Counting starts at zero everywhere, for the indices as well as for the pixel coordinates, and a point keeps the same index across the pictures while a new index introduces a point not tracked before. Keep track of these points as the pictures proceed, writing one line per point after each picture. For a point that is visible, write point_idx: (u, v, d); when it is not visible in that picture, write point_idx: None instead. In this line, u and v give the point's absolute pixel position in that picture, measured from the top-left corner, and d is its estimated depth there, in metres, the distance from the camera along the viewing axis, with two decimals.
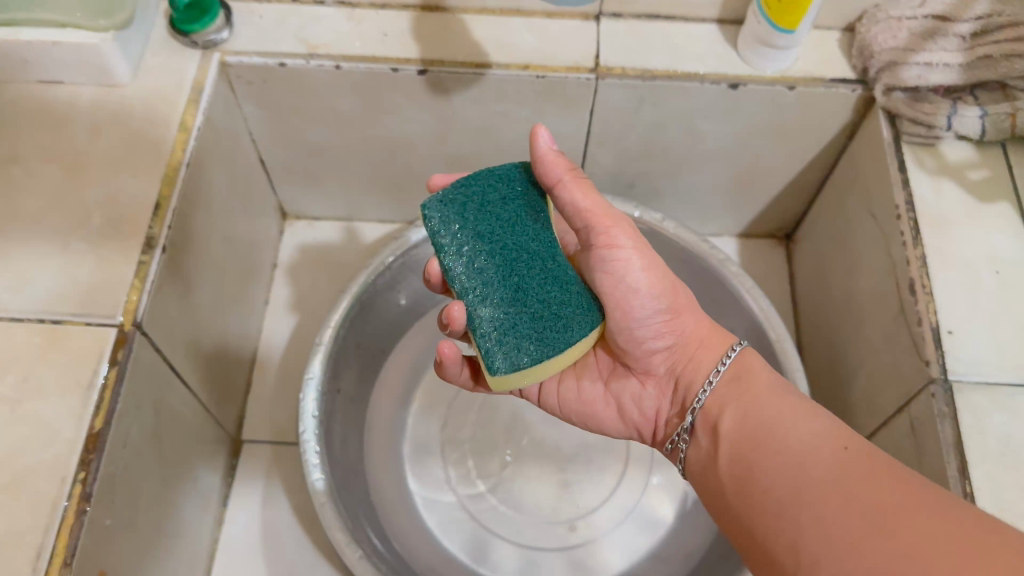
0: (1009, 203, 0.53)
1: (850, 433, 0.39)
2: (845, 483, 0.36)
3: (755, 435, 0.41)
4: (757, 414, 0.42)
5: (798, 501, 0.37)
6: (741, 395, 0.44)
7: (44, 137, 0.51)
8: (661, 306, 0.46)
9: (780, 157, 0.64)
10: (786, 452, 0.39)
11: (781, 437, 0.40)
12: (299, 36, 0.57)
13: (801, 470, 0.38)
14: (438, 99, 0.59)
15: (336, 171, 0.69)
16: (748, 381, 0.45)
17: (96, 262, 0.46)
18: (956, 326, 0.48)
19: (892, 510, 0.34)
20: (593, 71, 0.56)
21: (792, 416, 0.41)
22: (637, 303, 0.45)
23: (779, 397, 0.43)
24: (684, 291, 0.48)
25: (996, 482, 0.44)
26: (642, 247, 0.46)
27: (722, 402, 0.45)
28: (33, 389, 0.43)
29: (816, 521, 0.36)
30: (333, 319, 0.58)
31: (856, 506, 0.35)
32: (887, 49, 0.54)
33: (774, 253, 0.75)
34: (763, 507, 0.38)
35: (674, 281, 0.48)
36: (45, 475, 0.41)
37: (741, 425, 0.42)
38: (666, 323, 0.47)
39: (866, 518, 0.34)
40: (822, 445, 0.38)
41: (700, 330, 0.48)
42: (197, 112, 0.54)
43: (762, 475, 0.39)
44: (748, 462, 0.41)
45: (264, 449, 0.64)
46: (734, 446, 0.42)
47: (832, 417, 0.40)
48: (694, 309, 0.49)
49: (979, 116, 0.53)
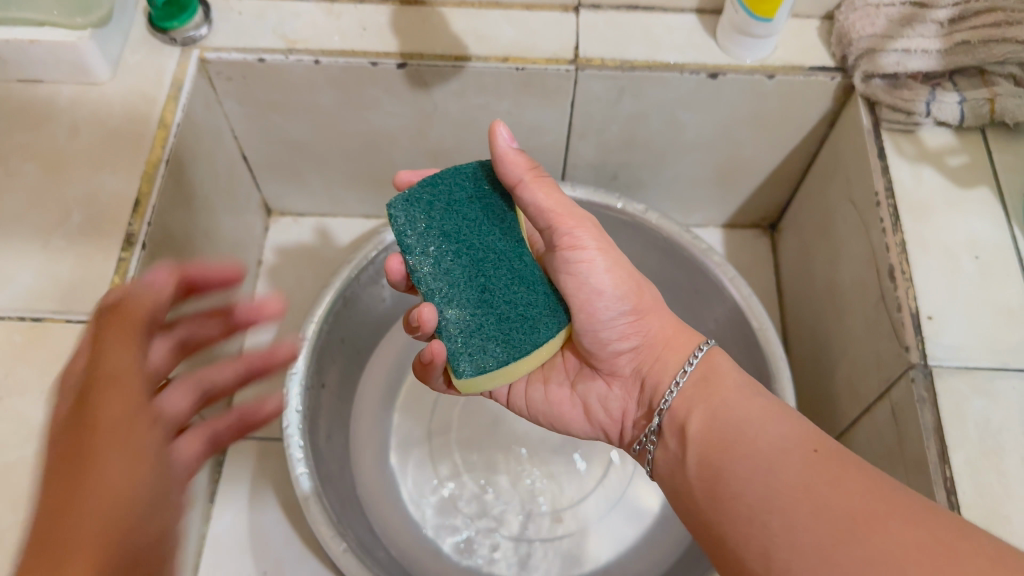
0: (989, 187, 0.53)
1: (817, 435, 0.39)
2: (815, 489, 0.36)
3: (723, 438, 0.41)
4: (724, 416, 0.42)
5: (768, 506, 0.37)
6: (708, 396, 0.44)
7: (24, 136, 0.51)
8: (626, 306, 0.47)
9: (761, 146, 0.64)
10: (754, 456, 0.39)
11: (749, 440, 0.40)
12: (278, 32, 0.57)
13: (769, 474, 0.38)
14: (418, 92, 0.59)
15: (319, 167, 0.69)
16: (715, 382, 0.44)
17: (76, 259, 0.46)
18: (935, 313, 0.48)
19: (863, 517, 0.34)
20: (572, 62, 0.56)
21: (760, 419, 0.41)
22: (602, 303, 0.46)
23: (746, 398, 0.43)
24: (647, 290, 0.49)
25: (976, 466, 0.44)
26: (603, 247, 0.46)
27: (689, 404, 0.44)
28: (14, 386, 0.43)
29: (786, 527, 0.36)
30: (316, 314, 0.58)
31: (827, 511, 0.35)
32: (866, 36, 0.54)
33: (759, 243, 0.75)
34: (733, 513, 0.38)
35: (636, 279, 0.48)
36: (26, 473, 0.41)
37: (709, 426, 0.42)
38: (630, 324, 0.47)
39: (838, 524, 0.34)
40: (790, 449, 0.38)
41: (665, 327, 0.49)
42: (177, 108, 0.53)
43: (730, 479, 0.39)
44: (716, 466, 0.40)
45: (251, 445, 0.65)
46: (703, 449, 0.42)
47: (799, 420, 0.40)
48: (657, 306, 0.49)
49: (957, 102, 0.53)
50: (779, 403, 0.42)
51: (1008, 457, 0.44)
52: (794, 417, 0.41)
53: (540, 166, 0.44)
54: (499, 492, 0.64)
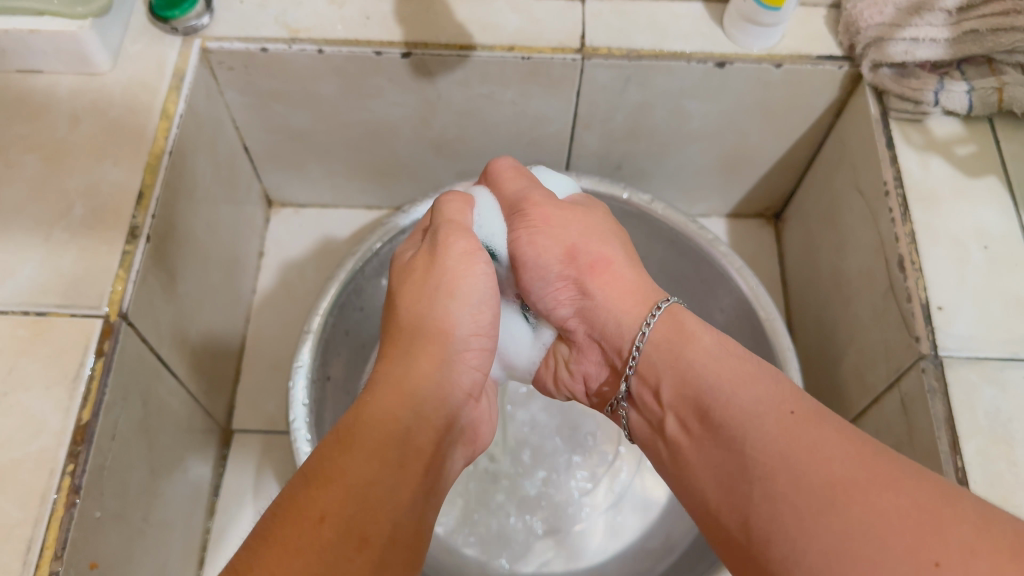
0: (997, 177, 0.53)
1: (794, 396, 0.37)
2: (790, 457, 0.34)
3: (699, 404, 0.39)
4: (697, 383, 0.40)
5: (748, 477, 0.35)
6: (675, 361, 0.42)
7: (23, 127, 0.50)
8: (553, 272, 0.49)
9: (767, 135, 0.64)
10: (729, 421, 0.37)
11: (723, 406, 0.38)
12: (280, 21, 0.56)
13: (745, 442, 0.36)
14: (421, 82, 0.59)
15: (320, 157, 0.68)
16: (676, 341, 0.42)
17: (79, 252, 0.45)
18: (945, 302, 0.48)
19: (841, 487, 0.32)
20: (578, 51, 0.56)
21: (730, 382, 0.38)
22: (533, 276, 0.50)
23: (718, 357, 0.40)
24: (590, 249, 0.49)
25: (987, 455, 0.44)
26: (534, 221, 0.50)
27: (655, 369, 0.43)
28: (19, 380, 0.42)
29: (765, 499, 0.34)
30: (321, 306, 0.57)
31: (805, 481, 0.33)
32: (874, 25, 0.53)
33: (763, 232, 0.75)
34: (717, 484, 0.37)
35: (575, 241, 0.49)
36: (31, 468, 0.40)
37: (681, 394, 0.41)
38: (562, 288, 0.49)
39: (814, 497, 0.32)
40: (764, 414, 0.36)
41: (601, 282, 0.47)
42: (178, 99, 0.53)
43: (709, 448, 0.38)
44: (697, 436, 0.39)
45: (254, 438, 0.65)
46: (681, 418, 0.40)
47: (772, 378, 0.38)
48: (607, 261, 0.48)
49: (966, 91, 0.53)
50: (753, 359, 0.40)
51: (1019, 447, 0.44)
52: (772, 374, 0.39)
53: (506, 160, 0.54)
54: (508, 484, 0.64)
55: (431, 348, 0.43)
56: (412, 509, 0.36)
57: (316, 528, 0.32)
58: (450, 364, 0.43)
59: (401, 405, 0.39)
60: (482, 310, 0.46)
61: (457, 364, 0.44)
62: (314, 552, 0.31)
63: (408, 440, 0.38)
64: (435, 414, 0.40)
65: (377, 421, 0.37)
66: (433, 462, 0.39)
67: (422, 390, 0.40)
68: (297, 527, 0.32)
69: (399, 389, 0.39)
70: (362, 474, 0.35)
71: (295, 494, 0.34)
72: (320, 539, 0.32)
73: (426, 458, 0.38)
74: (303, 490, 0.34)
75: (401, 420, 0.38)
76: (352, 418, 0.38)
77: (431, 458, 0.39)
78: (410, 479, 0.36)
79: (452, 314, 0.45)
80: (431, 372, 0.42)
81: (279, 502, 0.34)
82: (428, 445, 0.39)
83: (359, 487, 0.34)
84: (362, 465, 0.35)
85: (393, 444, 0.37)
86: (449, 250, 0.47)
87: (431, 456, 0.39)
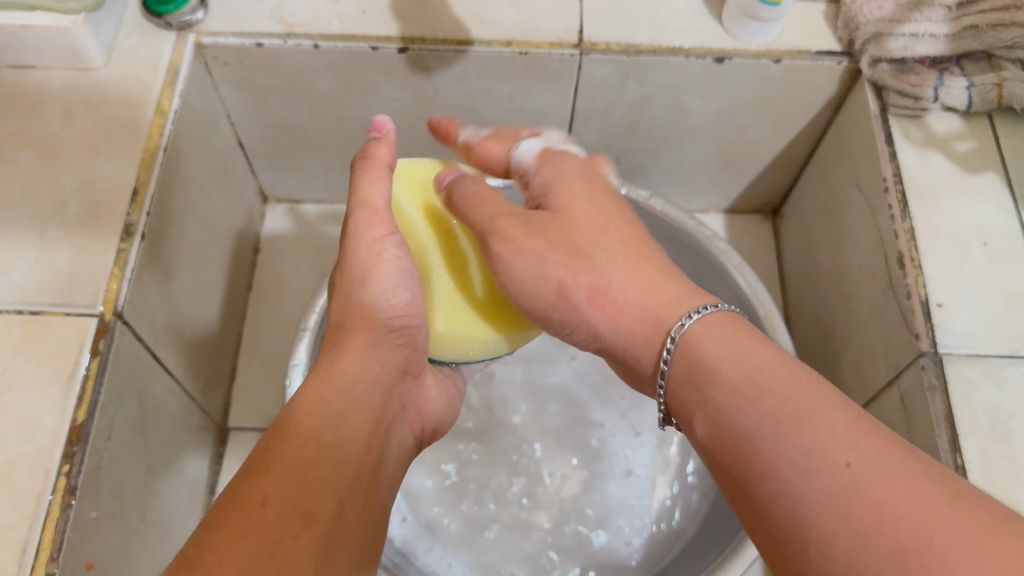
0: (996, 173, 0.53)
1: (852, 433, 0.29)
2: (855, 515, 0.27)
3: (732, 448, 0.31)
4: (727, 418, 0.31)
5: (803, 537, 0.28)
6: (704, 393, 0.33)
7: (17, 123, 0.49)
8: (555, 318, 0.39)
9: (765, 131, 0.64)
10: (774, 474, 0.29)
11: (764, 454, 0.30)
12: (276, 16, 0.56)
13: (797, 494, 0.28)
14: (418, 77, 0.58)
15: (315, 152, 0.67)
16: (704, 364, 0.33)
17: (73, 249, 0.45)
18: (945, 300, 0.48)
19: (917, 553, 0.26)
20: (577, 46, 0.55)
21: (771, 420, 0.30)
22: (539, 317, 0.41)
23: (750, 386, 0.31)
24: (586, 284, 0.38)
25: (987, 454, 0.44)
26: (513, 253, 0.39)
27: (685, 402, 0.34)
28: (13, 380, 0.42)
29: (829, 566, 0.27)
30: (318, 304, 0.57)
31: (875, 545, 0.26)
32: (873, 20, 0.53)
33: (760, 229, 0.75)
34: (765, 537, 0.30)
35: (559, 276, 0.38)
36: (27, 469, 0.40)
37: (712, 434, 0.32)
38: (571, 333, 0.40)
39: (885, 567, 0.26)
40: (816, 466, 0.28)
41: (611, 316, 0.37)
42: (172, 95, 0.52)
43: (750, 498, 0.30)
44: (735, 482, 0.31)
45: (250, 436, 0.64)
46: (715, 459, 0.32)
47: (825, 411, 0.30)
48: (602, 290, 0.37)
49: (966, 87, 0.52)
50: (800, 382, 0.31)
51: (1019, 445, 0.44)
52: (824, 399, 0.30)
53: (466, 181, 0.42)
54: None
55: (356, 334, 0.41)
56: (357, 486, 0.36)
57: (261, 510, 0.32)
58: (379, 350, 0.41)
59: (331, 394, 0.38)
60: (397, 295, 0.42)
61: (385, 355, 0.41)
62: (262, 531, 0.31)
63: (341, 423, 0.37)
64: (366, 393, 0.39)
65: (312, 408, 0.37)
66: (372, 440, 0.38)
67: (352, 376, 0.39)
68: (242, 511, 0.32)
69: (327, 377, 0.39)
70: (299, 456, 0.35)
71: (236, 485, 0.33)
72: (265, 520, 0.32)
73: (364, 437, 0.38)
74: (244, 478, 0.34)
75: (332, 405, 0.37)
76: (285, 412, 0.37)
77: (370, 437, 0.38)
78: (350, 461, 0.36)
79: (367, 301, 0.42)
80: (359, 357, 0.40)
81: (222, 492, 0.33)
82: (364, 425, 0.38)
83: (299, 468, 0.34)
84: (297, 449, 0.35)
85: (326, 430, 0.36)
86: (357, 240, 0.42)
87: (369, 437, 0.38)
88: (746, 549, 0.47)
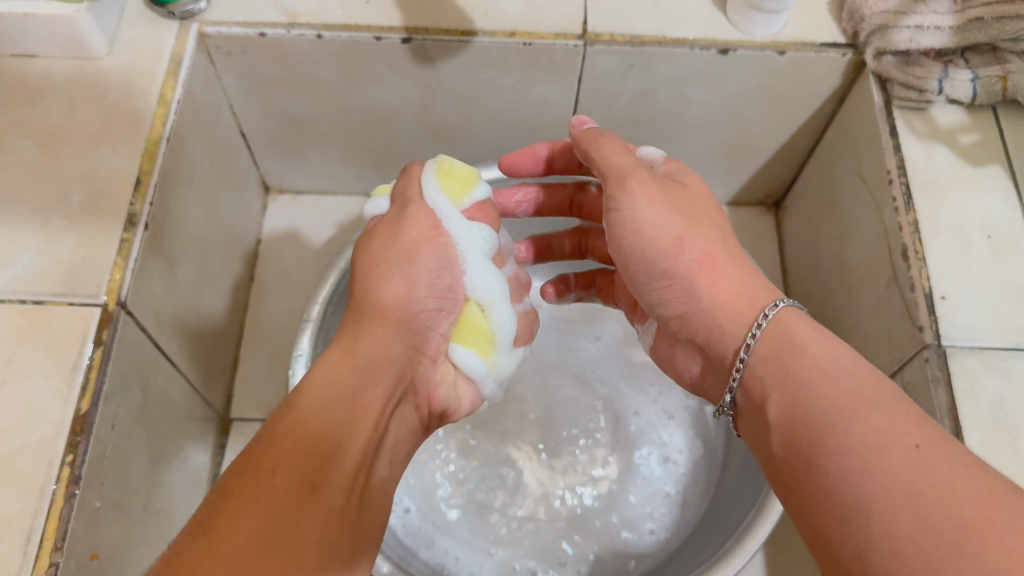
0: (1000, 165, 0.53)
1: (918, 425, 0.32)
2: (916, 493, 0.30)
3: (809, 427, 0.34)
4: (807, 402, 0.35)
5: (866, 509, 0.31)
6: (785, 376, 0.37)
7: (19, 111, 0.49)
8: (660, 268, 0.44)
9: (769, 123, 0.64)
10: (845, 451, 0.32)
11: (839, 433, 0.33)
12: (279, 5, 0.55)
13: (865, 470, 0.31)
14: (422, 68, 0.58)
15: (318, 143, 0.67)
16: (789, 355, 0.37)
17: (76, 239, 0.45)
18: (949, 292, 0.48)
19: (974, 529, 0.28)
20: (581, 37, 0.55)
21: (848, 406, 0.33)
22: (639, 267, 0.45)
23: (830, 375, 0.35)
24: (698, 243, 0.43)
25: (991, 445, 0.44)
26: (645, 203, 0.44)
27: (762, 384, 0.38)
28: (16, 370, 0.42)
29: (887, 535, 0.30)
30: (321, 295, 0.57)
31: (933, 521, 0.29)
32: (879, 12, 0.53)
33: (763, 221, 0.75)
34: (825, 509, 0.32)
35: (680, 232, 0.43)
36: (30, 458, 0.40)
37: (791, 415, 0.36)
38: (667, 288, 0.44)
39: (943, 542, 0.28)
40: (885, 446, 0.32)
41: (708, 286, 0.42)
42: (176, 84, 0.52)
43: (818, 474, 0.33)
44: (805, 459, 0.34)
45: (252, 426, 0.64)
46: (789, 438, 0.35)
47: (895, 404, 0.33)
48: (713, 257, 0.42)
49: (970, 80, 0.52)
50: (873, 379, 0.35)
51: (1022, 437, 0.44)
52: (891, 397, 0.34)
53: (611, 136, 0.48)
54: None
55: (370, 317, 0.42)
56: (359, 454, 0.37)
57: (270, 477, 0.33)
58: (400, 330, 0.43)
59: (342, 365, 0.39)
60: (439, 273, 0.46)
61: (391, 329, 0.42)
62: (269, 496, 0.32)
63: (352, 397, 0.38)
64: (380, 366, 0.40)
65: (323, 377, 0.38)
66: (380, 417, 0.39)
67: (368, 351, 0.40)
68: (252, 476, 0.33)
69: (344, 350, 0.40)
70: (308, 422, 0.36)
71: (246, 452, 0.34)
72: (275, 486, 0.33)
73: (371, 408, 0.39)
74: (256, 444, 0.35)
75: (344, 378, 0.38)
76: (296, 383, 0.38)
77: (377, 410, 0.39)
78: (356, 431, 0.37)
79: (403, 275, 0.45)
80: (373, 332, 0.41)
81: (233, 460, 0.34)
82: (373, 398, 0.39)
83: (309, 435, 0.35)
84: (308, 414, 0.36)
85: (336, 398, 0.37)
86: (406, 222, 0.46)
87: (376, 408, 0.39)
88: (748, 541, 0.47)
